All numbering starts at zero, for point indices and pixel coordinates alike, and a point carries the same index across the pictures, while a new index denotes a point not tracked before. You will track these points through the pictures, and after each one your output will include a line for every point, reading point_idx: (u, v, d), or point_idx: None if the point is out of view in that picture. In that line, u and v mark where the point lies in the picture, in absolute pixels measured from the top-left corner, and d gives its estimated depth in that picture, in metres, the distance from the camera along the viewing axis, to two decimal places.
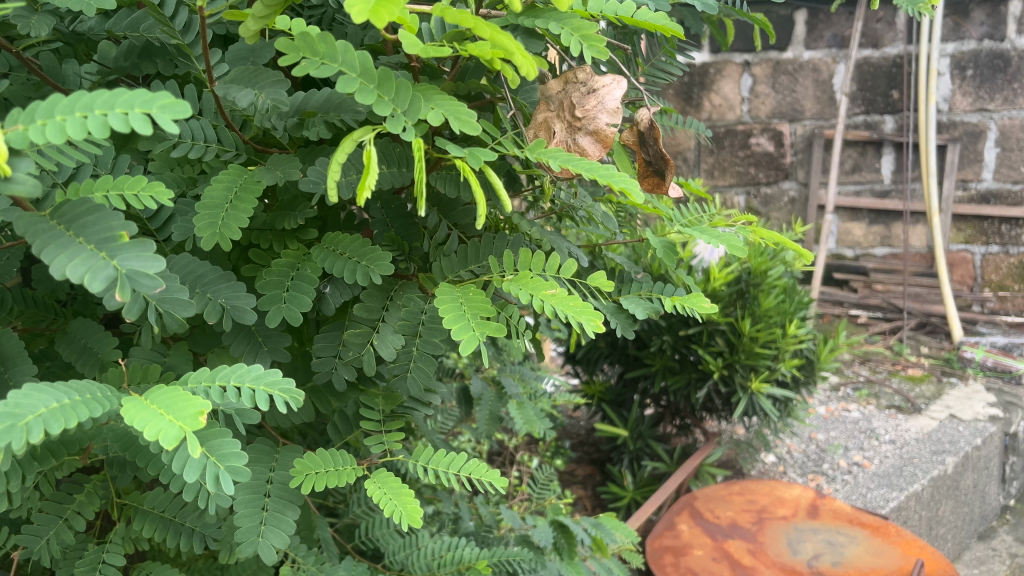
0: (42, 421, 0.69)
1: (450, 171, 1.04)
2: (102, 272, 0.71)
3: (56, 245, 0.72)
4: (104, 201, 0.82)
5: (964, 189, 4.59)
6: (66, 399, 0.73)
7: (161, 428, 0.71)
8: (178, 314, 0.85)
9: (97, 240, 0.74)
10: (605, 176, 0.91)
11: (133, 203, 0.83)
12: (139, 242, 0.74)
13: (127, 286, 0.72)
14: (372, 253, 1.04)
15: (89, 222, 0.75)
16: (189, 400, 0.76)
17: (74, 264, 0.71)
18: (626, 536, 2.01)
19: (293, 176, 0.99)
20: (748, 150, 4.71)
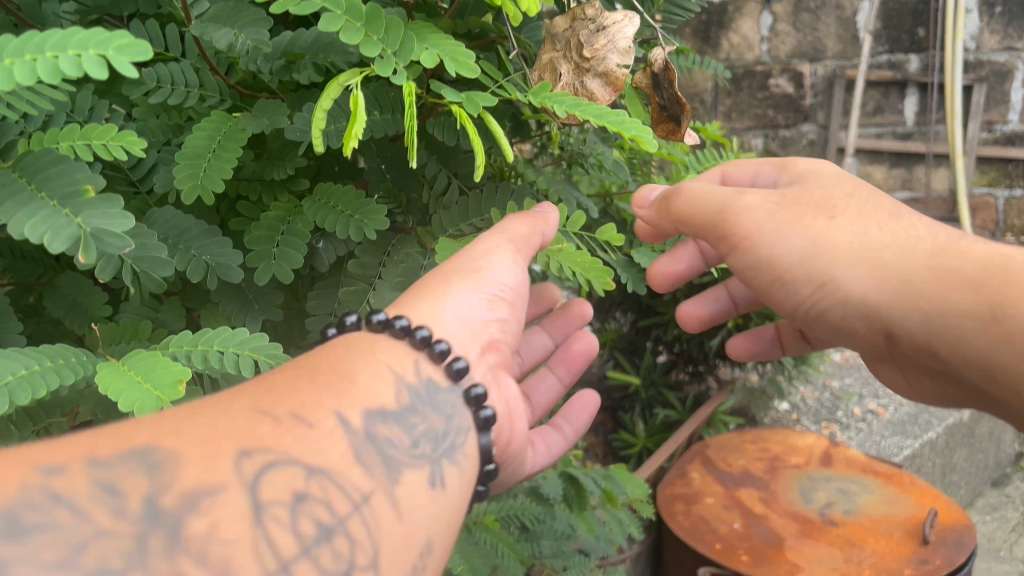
0: (9, 390, 0.68)
1: (449, 117, 0.99)
2: (64, 231, 0.71)
3: (17, 201, 0.73)
4: (68, 152, 0.79)
5: (988, 131, 4.45)
6: (37, 366, 0.72)
7: (137, 398, 0.70)
8: (156, 275, 0.83)
9: (61, 195, 0.74)
10: (614, 123, 0.86)
11: (101, 153, 0.80)
12: (105, 199, 0.75)
13: (92, 247, 0.72)
14: (365, 206, 0.99)
15: (52, 174, 0.75)
16: (166, 366, 0.74)
17: (34, 223, 0.71)
18: (637, 487, 1.98)
19: (281, 123, 0.94)
20: (768, 91, 4.55)
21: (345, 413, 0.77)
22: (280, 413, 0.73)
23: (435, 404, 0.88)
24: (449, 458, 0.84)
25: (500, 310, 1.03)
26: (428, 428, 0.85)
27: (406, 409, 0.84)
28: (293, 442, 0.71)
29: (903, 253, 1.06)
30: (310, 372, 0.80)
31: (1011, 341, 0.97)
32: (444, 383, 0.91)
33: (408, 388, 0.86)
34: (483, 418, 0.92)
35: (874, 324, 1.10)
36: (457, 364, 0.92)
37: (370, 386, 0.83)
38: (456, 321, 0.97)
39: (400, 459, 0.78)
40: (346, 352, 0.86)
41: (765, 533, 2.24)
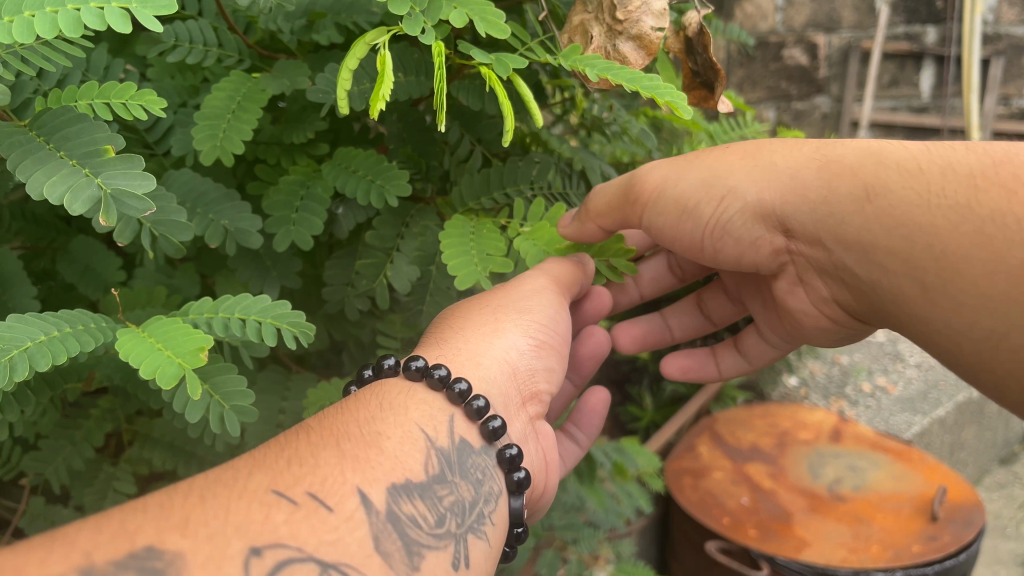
0: (27, 355, 0.66)
1: (475, 81, 0.96)
2: (84, 192, 0.69)
3: (34, 160, 0.70)
4: (87, 110, 0.76)
5: (1005, 105, 4.38)
6: (55, 332, 0.70)
7: (157, 364, 0.67)
8: (176, 239, 0.80)
9: (80, 154, 0.71)
10: (648, 88, 0.83)
11: (121, 112, 0.77)
12: (125, 159, 0.72)
13: (112, 209, 0.69)
14: (387, 172, 0.97)
15: (71, 133, 0.72)
16: (189, 334, 0.71)
17: (53, 183, 0.68)
18: (648, 461, 1.97)
19: (301, 84, 0.91)
20: (781, 62, 4.50)
21: (369, 491, 0.73)
22: (303, 493, 0.69)
23: (467, 470, 0.85)
24: (477, 534, 0.80)
25: (544, 359, 1.03)
26: (457, 498, 0.81)
27: (436, 478, 0.80)
28: (312, 533, 0.66)
29: (788, 157, 1.02)
30: (338, 441, 0.77)
31: (884, 221, 0.93)
32: (477, 444, 0.88)
33: (438, 454, 0.83)
34: (515, 482, 0.88)
35: (766, 227, 1.06)
36: (494, 424, 0.88)
37: (401, 452, 0.79)
38: (495, 372, 0.96)
39: (428, 535, 0.74)
40: (382, 410, 0.84)
41: (774, 509, 2.23)
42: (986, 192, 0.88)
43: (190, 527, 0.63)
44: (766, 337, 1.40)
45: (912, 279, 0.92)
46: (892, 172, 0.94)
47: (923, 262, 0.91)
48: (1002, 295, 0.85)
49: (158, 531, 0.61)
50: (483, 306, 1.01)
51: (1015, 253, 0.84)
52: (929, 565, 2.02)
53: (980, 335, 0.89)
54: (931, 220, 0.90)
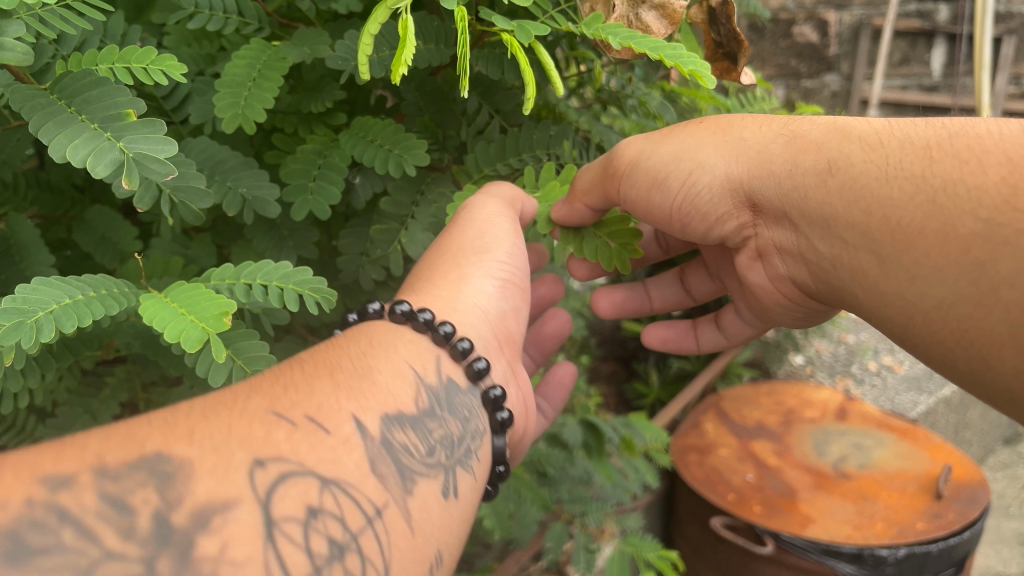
0: (53, 318, 0.68)
1: (494, 50, 0.97)
2: (107, 155, 0.72)
3: (56, 122, 0.73)
4: (108, 74, 0.79)
5: (1016, 84, 4.33)
6: (80, 296, 0.73)
7: (183, 329, 0.69)
8: (195, 206, 0.83)
9: (102, 119, 0.75)
10: (673, 57, 0.83)
11: (141, 76, 0.79)
12: (147, 123, 0.75)
13: (134, 172, 0.72)
14: (404, 141, 0.98)
15: (93, 96, 0.75)
16: (214, 300, 0.73)
17: (77, 146, 0.71)
18: (655, 437, 1.98)
19: (321, 52, 0.94)
20: (790, 40, 4.45)
21: (364, 419, 0.73)
22: (300, 416, 0.69)
23: (455, 406, 0.86)
24: (467, 469, 0.81)
25: (512, 298, 1.04)
26: (446, 433, 0.82)
27: (427, 412, 0.81)
28: (310, 450, 0.66)
29: (760, 135, 1.07)
30: (333, 372, 0.77)
31: (841, 193, 0.97)
32: (462, 382, 0.90)
33: (428, 391, 0.83)
34: (499, 422, 0.91)
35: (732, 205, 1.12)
36: (477, 365, 0.91)
37: (393, 387, 0.80)
38: (472, 314, 0.97)
39: (421, 464, 0.75)
40: (371, 348, 0.84)
41: (779, 486, 2.24)
42: (940, 162, 0.91)
43: (197, 438, 0.62)
44: (742, 309, 1.42)
45: (868, 253, 0.95)
46: (855, 148, 0.97)
47: (879, 234, 0.94)
48: (951, 264, 0.87)
49: (163, 437, 0.61)
50: (450, 250, 1.00)
51: (964, 221, 0.86)
52: (932, 544, 2.03)
53: (928, 306, 0.91)
54: (889, 192, 0.93)
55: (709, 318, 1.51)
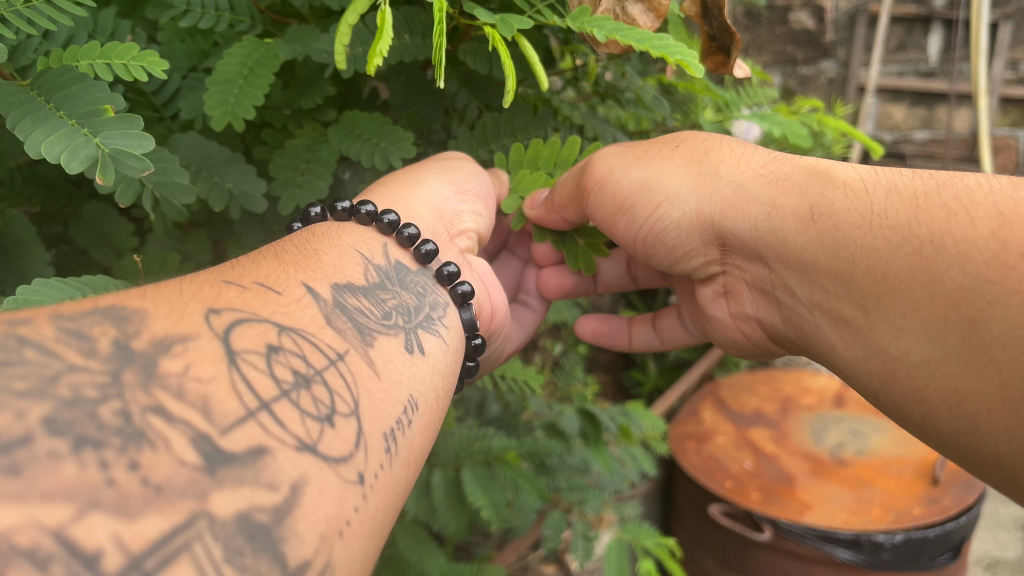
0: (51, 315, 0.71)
1: (481, 43, 0.99)
2: (81, 151, 0.74)
3: (32, 120, 0.74)
4: (88, 70, 0.79)
5: (1013, 70, 4.28)
6: (78, 296, 0.75)
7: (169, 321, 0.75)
8: (177, 201, 0.86)
9: (80, 115, 0.76)
10: (658, 47, 0.83)
11: (122, 73, 0.80)
12: (124, 119, 0.77)
13: (110, 167, 0.75)
14: (390, 133, 1.01)
15: (71, 93, 0.77)
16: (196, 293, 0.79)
17: (52, 143, 0.73)
18: (653, 425, 1.99)
19: (312, 49, 0.94)
20: (787, 27, 4.32)
21: (314, 286, 0.75)
22: (251, 282, 0.70)
23: (407, 284, 0.90)
24: (427, 330, 0.85)
25: (472, 203, 1.08)
26: (401, 303, 0.85)
27: (376, 285, 0.84)
28: (264, 304, 0.67)
29: (737, 169, 1.01)
30: (278, 255, 0.79)
31: (822, 236, 0.88)
32: (414, 268, 0.94)
33: (375, 268, 0.87)
34: (460, 293, 0.95)
35: (705, 237, 1.07)
36: (427, 248, 0.95)
37: (338, 263, 0.83)
38: (426, 213, 1.02)
39: (377, 323, 0.78)
40: (315, 238, 0.87)
41: (777, 473, 2.25)
42: (928, 211, 0.80)
43: (148, 296, 0.62)
44: (688, 323, 1.44)
45: (848, 303, 0.86)
46: (839, 194, 0.88)
47: (861, 283, 0.84)
48: (938, 319, 0.76)
49: (115, 295, 0.60)
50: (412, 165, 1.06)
51: (950, 276, 0.75)
52: (930, 529, 2.04)
53: (908, 366, 0.79)
54: (873, 240, 0.83)
55: (646, 319, 1.53)
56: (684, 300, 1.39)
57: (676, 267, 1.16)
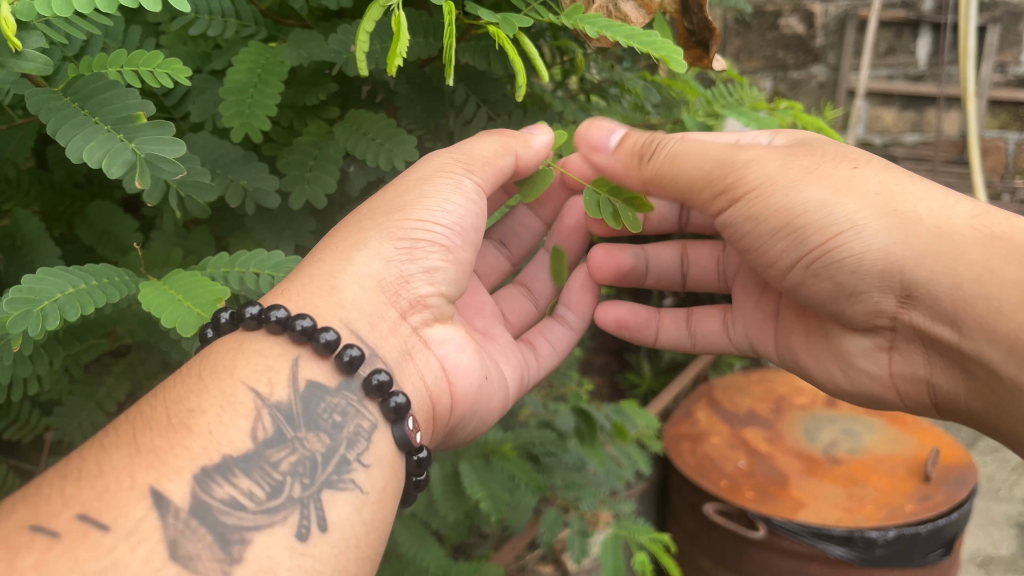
0: (58, 307, 0.80)
1: (481, 42, 1.02)
2: (120, 157, 0.80)
3: (71, 125, 0.81)
4: (118, 77, 0.86)
5: (1002, 73, 4.30)
6: (84, 284, 0.84)
7: (178, 316, 0.86)
8: (200, 198, 0.91)
9: (114, 120, 0.83)
10: (647, 45, 0.87)
11: (148, 78, 0.87)
12: (157, 125, 0.83)
13: (147, 171, 0.82)
14: (396, 136, 1.04)
15: (104, 100, 0.83)
16: (206, 287, 0.90)
17: (92, 147, 0.80)
18: (647, 423, 2.01)
19: (315, 54, 0.99)
20: (778, 31, 4.45)
21: (167, 490, 0.71)
22: (74, 515, 0.68)
23: (318, 419, 0.85)
24: (334, 487, 0.82)
25: (423, 260, 1.02)
26: (301, 455, 0.81)
27: (268, 442, 0.80)
28: (91, 560, 0.65)
29: (940, 222, 0.99)
30: (139, 436, 0.76)
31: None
32: (334, 383, 0.90)
33: (271, 408, 0.83)
34: (393, 408, 0.91)
35: (886, 283, 1.05)
36: (349, 355, 0.90)
37: (216, 426, 0.78)
38: (362, 293, 0.97)
39: (256, 513, 0.74)
40: (202, 381, 0.83)
41: (771, 471, 2.27)
42: None
43: None
44: (733, 326, 1.51)
45: None
46: None
47: None
48: None
49: None
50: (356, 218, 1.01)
51: None
52: (921, 524, 2.06)
53: None
54: None
55: (680, 316, 1.57)
56: (742, 305, 1.48)
57: (833, 302, 1.16)
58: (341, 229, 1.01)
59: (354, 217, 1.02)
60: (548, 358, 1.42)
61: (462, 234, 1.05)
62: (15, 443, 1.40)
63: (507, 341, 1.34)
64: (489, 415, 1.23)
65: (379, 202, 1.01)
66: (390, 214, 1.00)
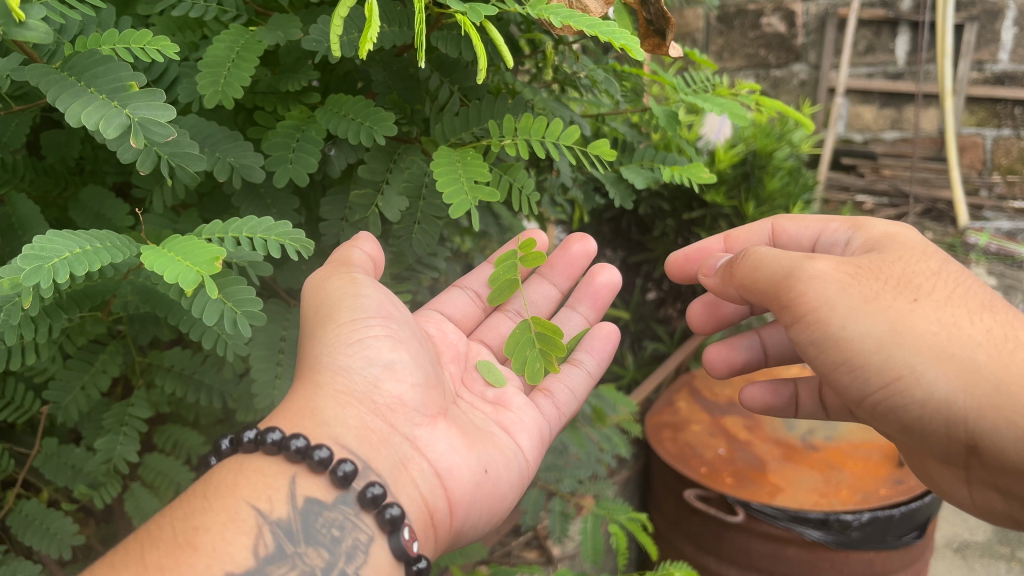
0: (66, 264, 0.84)
1: (451, 31, 1.10)
2: (115, 119, 0.85)
3: (69, 95, 0.87)
4: (111, 53, 0.92)
5: (978, 71, 4.36)
6: (87, 246, 0.89)
7: (178, 272, 0.89)
8: (190, 168, 0.95)
9: (108, 90, 0.88)
10: (606, 32, 0.93)
11: (140, 55, 0.93)
12: (149, 93, 0.89)
13: (140, 134, 0.87)
14: (373, 114, 1.10)
15: (99, 73, 0.89)
16: (204, 249, 0.93)
17: (90, 112, 0.85)
18: (626, 408, 2.04)
19: (294, 36, 1.06)
20: (759, 31, 4.50)
21: None
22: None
23: (316, 533, 0.93)
24: None
25: (379, 362, 1.11)
26: (302, 569, 0.89)
27: (270, 558, 0.88)
28: None
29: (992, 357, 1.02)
30: (147, 554, 0.84)
31: None
32: (330, 497, 0.97)
33: (271, 526, 0.91)
34: (388, 519, 0.97)
35: (955, 426, 1.03)
36: (343, 469, 0.97)
37: (220, 543, 0.86)
38: (341, 409, 1.05)
39: None
40: (207, 500, 0.92)
41: (749, 458, 2.25)
42: None
43: None
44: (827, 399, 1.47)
45: None
46: None
47: None
48: None
49: None
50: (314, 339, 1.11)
51: None
52: (896, 507, 2.05)
53: None
54: None
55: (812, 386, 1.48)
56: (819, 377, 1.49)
57: (897, 436, 1.13)
58: (307, 344, 1.11)
59: (308, 342, 1.12)
60: (567, 405, 1.40)
61: (397, 321, 1.16)
62: (10, 426, 1.44)
63: (523, 404, 1.34)
64: (503, 508, 1.22)
65: (314, 322, 1.11)
66: (326, 322, 1.10)
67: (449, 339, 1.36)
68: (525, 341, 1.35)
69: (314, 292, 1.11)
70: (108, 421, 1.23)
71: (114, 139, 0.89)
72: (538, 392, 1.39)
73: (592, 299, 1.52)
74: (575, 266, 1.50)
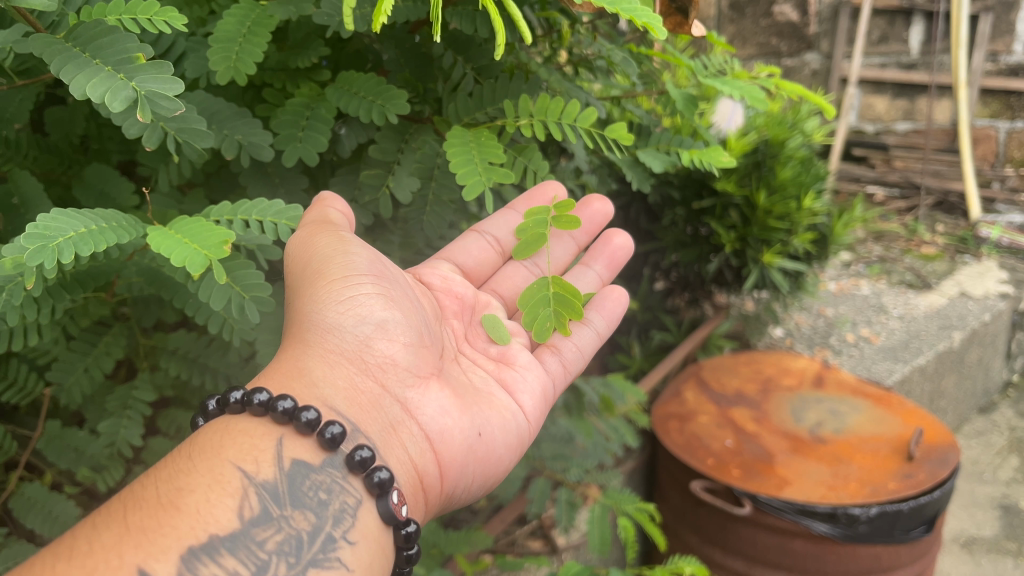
0: (69, 244, 0.82)
1: (466, 8, 1.09)
2: (121, 92, 0.83)
3: (75, 67, 0.84)
4: (117, 24, 0.89)
5: (993, 62, 4.30)
6: (93, 227, 0.86)
7: (185, 255, 0.87)
8: (199, 144, 0.93)
9: (115, 62, 0.85)
10: (628, 10, 0.90)
11: (148, 27, 0.90)
12: (156, 65, 0.86)
13: (148, 107, 0.84)
14: (386, 92, 1.08)
15: (105, 44, 0.86)
16: (209, 231, 0.91)
17: (95, 85, 0.82)
18: (635, 398, 2.01)
19: (306, 10, 1.03)
20: (771, 19, 4.43)
21: (152, 569, 0.75)
22: None
23: (303, 496, 0.90)
24: (319, 565, 0.85)
25: (372, 318, 1.07)
26: (287, 533, 0.86)
27: (256, 521, 0.85)
28: None
29: None
30: (129, 515, 0.80)
31: None
32: (318, 460, 0.95)
33: (256, 488, 0.87)
34: (376, 483, 0.95)
35: None
36: (331, 432, 0.95)
37: (204, 505, 0.83)
38: (330, 369, 1.02)
39: None
40: (192, 461, 0.88)
41: (757, 450, 2.24)
42: None
43: None
44: None
45: None
46: None
47: None
48: None
49: None
50: (290, 304, 1.07)
51: None
52: (903, 501, 2.02)
53: None
54: None
55: None
56: None
57: None
58: (293, 300, 1.06)
59: (291, 305, 1.07)
60: (573, 364, 1.35)
61: (389, 283, 1.11)
62: (13, 409, 1.43)
63: (526, 358, 1.31)
64: (497, 475, 1.19)
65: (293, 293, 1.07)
66: (316, 279, 1.04)
67: (452, 291, 1.33)
68: (541, 298, 1.31)
69: (295, 249, 1.04)
70: (111, 404, 1.21)
71: (120, 113, 0.87)
72: (543, 349, 1.34)
73: (607, 260, 1.51)
74: (595, 222, 1.45)
